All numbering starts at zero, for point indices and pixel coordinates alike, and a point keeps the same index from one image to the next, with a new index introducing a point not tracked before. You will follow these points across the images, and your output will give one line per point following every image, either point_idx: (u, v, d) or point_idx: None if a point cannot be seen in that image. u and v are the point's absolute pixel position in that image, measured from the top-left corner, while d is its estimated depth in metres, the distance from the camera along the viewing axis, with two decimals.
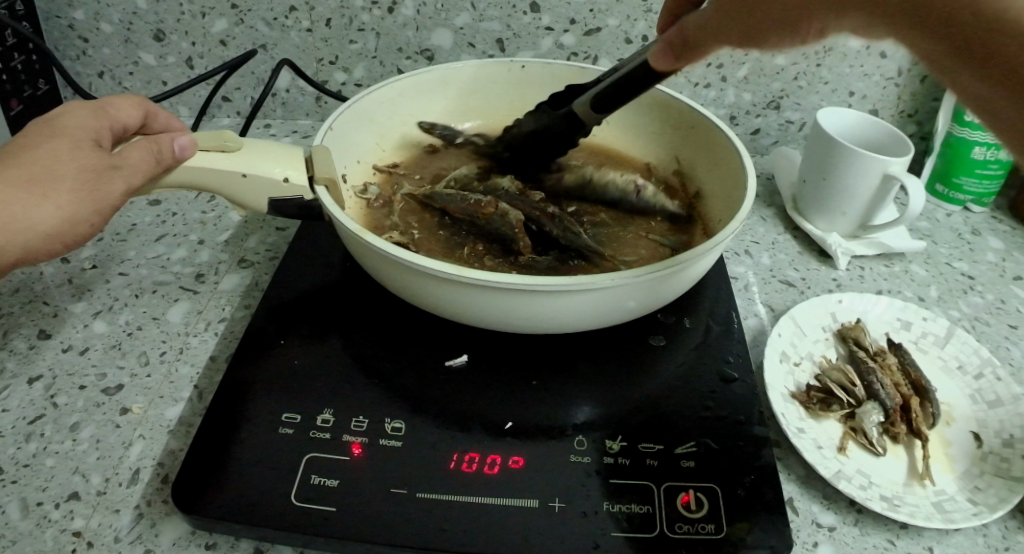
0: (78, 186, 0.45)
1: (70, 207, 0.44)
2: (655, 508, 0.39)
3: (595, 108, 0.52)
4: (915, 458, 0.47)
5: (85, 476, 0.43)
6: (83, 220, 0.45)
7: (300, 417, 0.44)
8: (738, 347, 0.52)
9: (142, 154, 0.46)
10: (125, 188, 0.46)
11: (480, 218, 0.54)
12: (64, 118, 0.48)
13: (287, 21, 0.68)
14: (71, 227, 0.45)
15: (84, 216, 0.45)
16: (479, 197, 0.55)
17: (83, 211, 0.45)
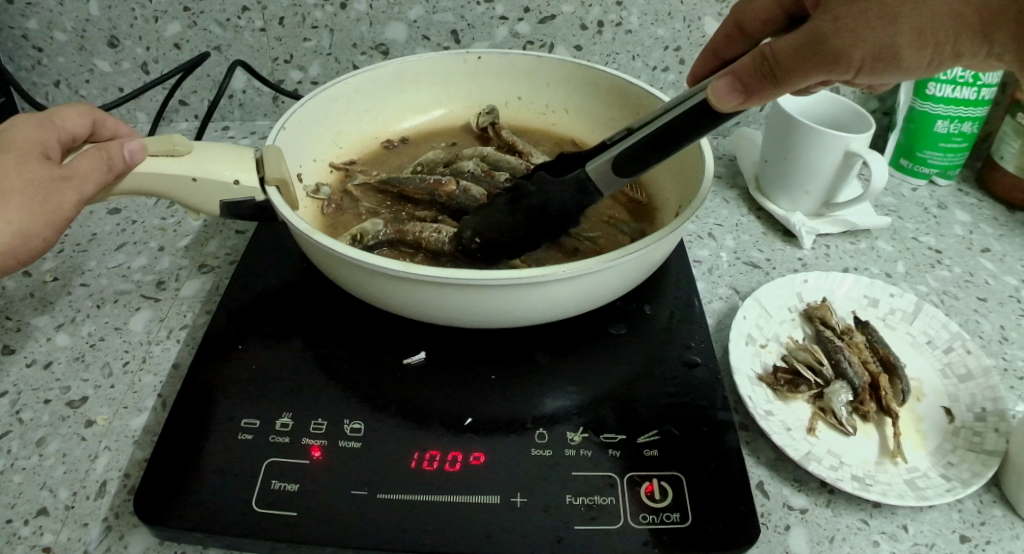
0: (28, 199, 0.43)
1: (21, 223, 0.43)
2: (619, 499, 0.39)
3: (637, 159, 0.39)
4: (887, 436, 0.47)
5: (53, 490, 0.42)
6: (35, 235, 0.44)
7: (259, 422, 0.43)
8: (701, 332, 0.51)
9: (90, 161, 0.44)
10: (75, 198, 0.44)
11: (441, 196, 0.54)
12: (12, 131, 0.46)
13: (241, 21, 0.67)
14: (24, 242, 0.44)
15: (36, 231, 0.44)
16: (439, 176, 0.55)
17: (34, 225, 0.44)
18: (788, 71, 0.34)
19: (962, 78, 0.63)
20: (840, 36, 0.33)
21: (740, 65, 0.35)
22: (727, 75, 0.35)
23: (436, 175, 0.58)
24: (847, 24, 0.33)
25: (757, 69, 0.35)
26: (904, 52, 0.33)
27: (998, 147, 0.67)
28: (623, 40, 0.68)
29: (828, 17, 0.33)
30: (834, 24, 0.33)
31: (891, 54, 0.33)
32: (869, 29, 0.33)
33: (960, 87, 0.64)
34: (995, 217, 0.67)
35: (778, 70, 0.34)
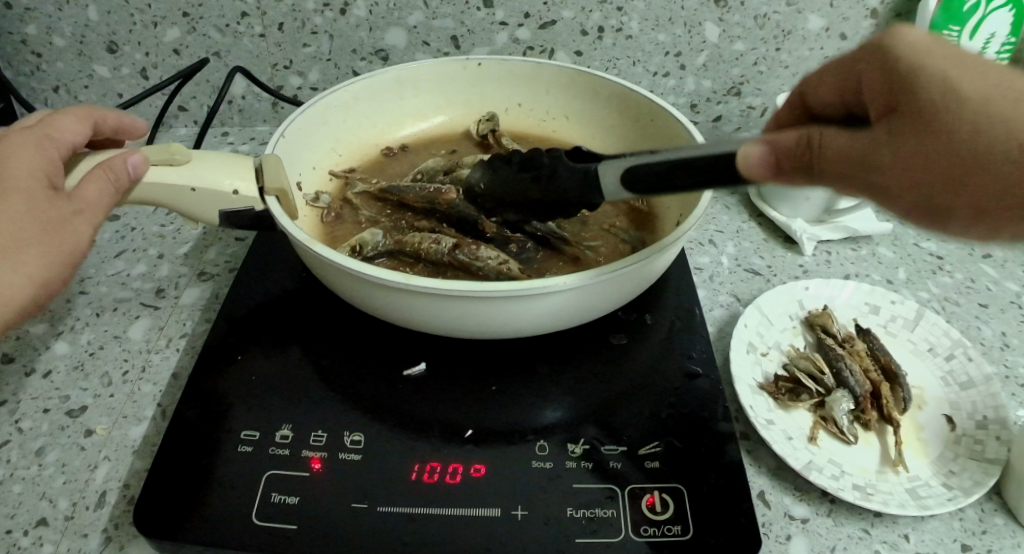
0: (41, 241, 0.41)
1: (40, 269, 0.41)
2: (619, 512, 0.39)
3: (645, 178, 0.38)
4: (888, 444, 0.47)
5: (53, 501, 0.42)
6: (56, 279, 0.42)
7: (258, 433, 0.43)
8: (701, 342, 0.51)
9: (99, 189, 0.43)
10: (87, 234, 0.43)
11: (441, 204, 0.54)
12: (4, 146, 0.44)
13: (240, 27, 0.67)
14: (45, 288, 0.42)
15: (56, 272, 0.42)
16: (439, 185, 0.54)
17: (52, 266, 0.42)
18: (822, 171, 0.29)
19: None
20: (889, 169, 0.27)
21: (785, 139, 0.31)
22: (768, 145, 0.31)
23: (435, 183, 0.57)
24: (907, 156, 0.26)
25: (797, 150, 0.30)
26: (945, 208, 0.27)
27: None
28: (624, 46, 0.68)
29: (893, 140, 0.27)
30: (891, 157, 0.27)
31: (939, 204, 0.27)
32: (928, 175, 0.26)
33: None
34: None
35: (812, 166, 0.30)
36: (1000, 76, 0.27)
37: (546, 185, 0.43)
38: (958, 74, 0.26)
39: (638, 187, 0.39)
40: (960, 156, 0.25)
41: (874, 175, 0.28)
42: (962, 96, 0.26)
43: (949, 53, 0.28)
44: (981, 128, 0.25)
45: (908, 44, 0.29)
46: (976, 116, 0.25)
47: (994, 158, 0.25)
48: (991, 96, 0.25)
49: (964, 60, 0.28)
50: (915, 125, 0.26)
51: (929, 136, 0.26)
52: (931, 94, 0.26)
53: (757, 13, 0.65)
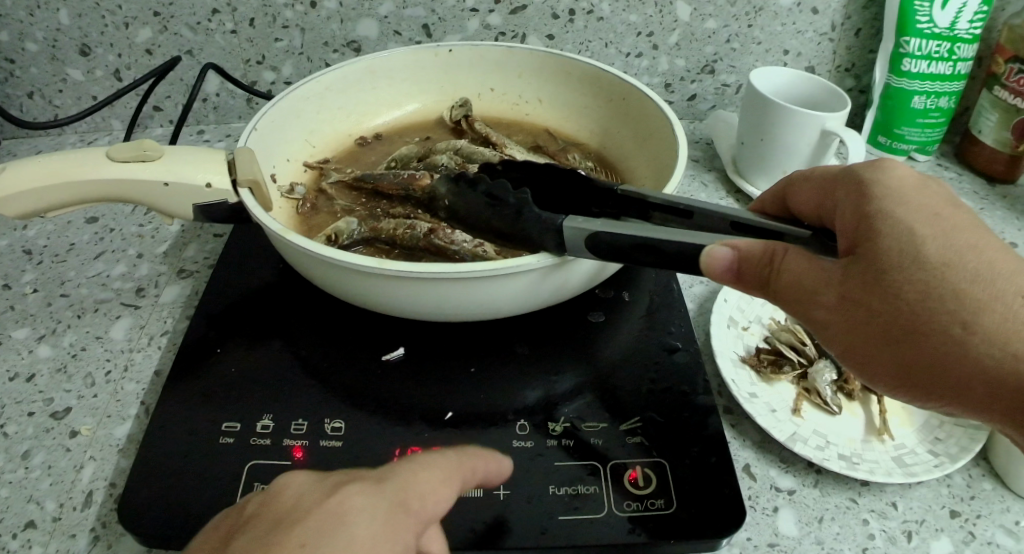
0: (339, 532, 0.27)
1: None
2: (603, 487, 0.39)
3: (618, 251, 0.37)
4: (872, 413, 0.47)
5: (40, 503, 0.42)
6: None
7: (240, 425, 0.43)
8: (681, 317, 0.51)
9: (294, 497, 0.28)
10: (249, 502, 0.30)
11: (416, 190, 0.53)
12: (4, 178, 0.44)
13: (211, 24, 0.66)
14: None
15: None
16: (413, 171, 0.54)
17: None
18: (776, 287, 0.33)
19: (937, 53, 0.63)
20: (829, 306, 0.32)
21: (750, 251, 0.34)
22: (733, 250, 0.34)
23: (410, 170, 0.57)
24: (856, 293, 0.31)
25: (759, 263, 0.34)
26: (876, 352, 0.31)
27: (977, 121, 0.67)
28: (596, 28, 0.68)
29: (847, 284, 0.31)
30: (837, 298, 0.32)
31: (861, 347, 0.32)
32: (864, 324, 0.31)
33: (936, 62, 0.63)
34: (976, 191, 0.67)
35: (771, 281, 0.34)
36: (951, 227, 0.32)
37: (513, 223, 0.41)
38: (922, 228, 0.31)
39: (606, 255, 0.38)
40: (901, 312, 0.30)
41: (819, 300, 0.32)
42: (921, 256, 0.30)
43: (917, 200, 0.33)
44: (920, 307, 0.30)
45: (885, 186, 0.34)
46: (923, 280, 0.30)
47: (935, 325, 0.29)
48: (944, 256, 0.30)
49: (929, 207, 0.32)
50: (869, 273, 0.31)
51: (875, 298, 0.31)
52: (893, 249, 0.31)
53: None
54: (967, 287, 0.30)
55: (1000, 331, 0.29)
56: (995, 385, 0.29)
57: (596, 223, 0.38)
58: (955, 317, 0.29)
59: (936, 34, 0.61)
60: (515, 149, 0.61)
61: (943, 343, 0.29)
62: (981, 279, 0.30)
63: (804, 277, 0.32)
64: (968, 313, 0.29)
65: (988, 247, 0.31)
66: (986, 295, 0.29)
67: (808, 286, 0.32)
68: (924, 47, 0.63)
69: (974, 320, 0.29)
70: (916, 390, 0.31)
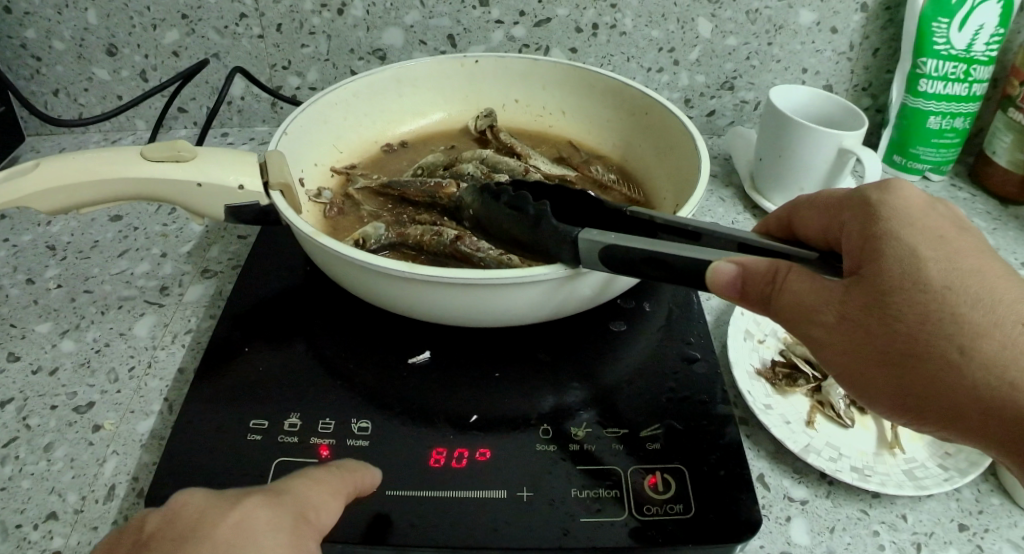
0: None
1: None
2: (623, 491, 0.39)
3: (630, 265, 0.38)
4: (885, 427, 0.47)
5: (62, 495, 0.42)
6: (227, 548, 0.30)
7: (267, 422, 0.44)
8: (699, 328, 0.52)
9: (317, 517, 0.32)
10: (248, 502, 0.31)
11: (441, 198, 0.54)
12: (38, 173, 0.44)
13: (239, 28, 0.68)
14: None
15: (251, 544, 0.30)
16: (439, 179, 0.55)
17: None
18: (779, 307, 0.35)
19: (953, 74, 0.64)
20: (828, 326, 0.33)
21: (755, 268, 0.35)
22: (739, 266, 0.35)
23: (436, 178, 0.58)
24: (856, 314, 0.33)
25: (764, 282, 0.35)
26: (874, 374, 0.32)
27: (991, 142, 0.68)
28: (618, 42, 0.69)
29: (848, 304, 0.33)
30: (836, 317, 0.33)
31: (857, 367, 0.33)
32: (864, 344, 0.32)
33: (952, 83, 0.64)
34: (988, 212, 0.68)
35: (774, 300, 0.35)
36: (955, 253, 0.33)
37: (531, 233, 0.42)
38: (926, 252, 0.33)
39: (618, 267, 0.39)
40: (899, 334, 0.31)
41: (819, 320, 0.34)
42: (923, 279, 0.32)
43: (924, 224, 0.34)
44: (920, 329, 0.31)
45: (893, 210, 0.35)
46: (924, 302, 0.31)
47: (933, 348, 0.31)
48: (946, 281, 0.32)
49: (934, 233, 0.34)
50: (872, 295, 0.32)
51: (874, 318, 0.32)
52: (895, 270, 0.32)
53: (748, 8, 0.66)
54: (967, 311, 0.31)
55: (997, 356, 0.30)
56: (988, 409, 0.30)
57: (608, 235, 0.39)
58: (953, 342, 0.30)
59: (952, 56, 0.63)
60: (538, 159, 0.63)
61: (938, 367, 0.30)
62: (983, 304, 0.31)
63: (807, 297, 0.34)
64: (965, 337, 0.30)
65: (992, 274, 0.32)
66: (985, 321, 0.30)
67: (810, 306, 0.34)
68: (941, 68, 0.64)
69: (973, 344, 0.30)
70: (910, 411, 0.32)
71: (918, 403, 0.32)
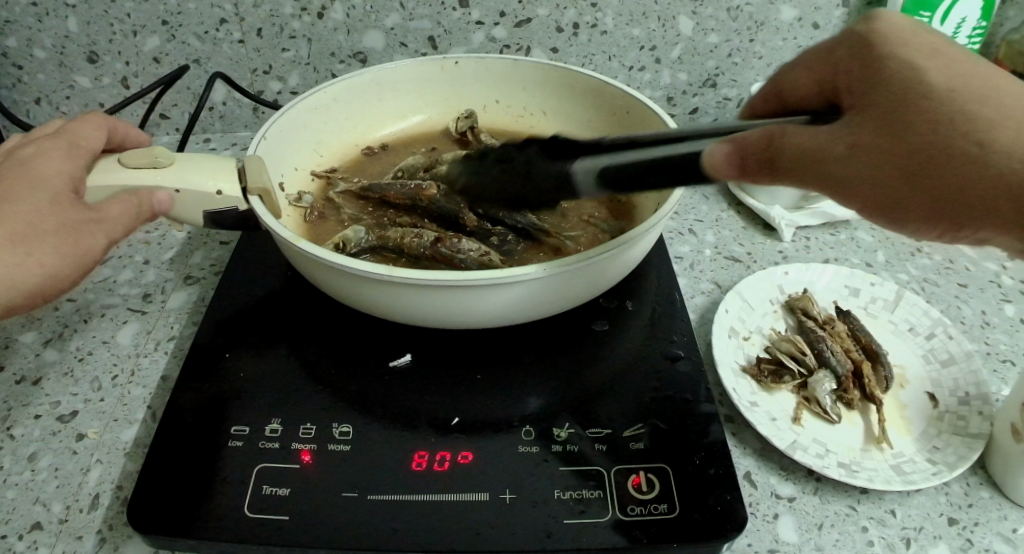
0: (59, 241, 0.41)
1: (52, 266, 0.40)
2: (607, 492, 0.39)
3: (615, 178, 0.36)
4: (872, 422, 0.47)
5: (46, 505, 0.42)
6: (65, 278, 0.41)
7: (248, 429, 0.43)
8: (683, 327, 0.52)
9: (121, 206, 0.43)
10: (104, 240, 0.42)
11: (422, 201, 0.55)
12: (37, 161, 0.44)
13: (219, 33, 0.67)
14: (52, 284, 0.41)
15: (64, 274, 0.41)
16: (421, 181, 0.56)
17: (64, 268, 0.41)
18: (784, 164, 0.30)
19: None
20: (843, 162, 0.28)
21: (750, 136, 0.31)
22: (732, 143, 0.31)
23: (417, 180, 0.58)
24: (869, 149, 0.28)
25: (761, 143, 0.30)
26: (902, 202, 0.28)
27: None
28: (599, 42, 0.69)
29: (861, 133, 0.28)
30: (848, 147, 0.28)
31: (881, 199, 0.28)
32: (884, 170, 0.28)
33: None
34: None
35: (779, 159, 0.30)
36: (952, 62, 0.29)
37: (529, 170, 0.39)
38: (925, 62, 0.29)
39: (609, 183, 0.37)
40: (920, 148, 0.27)
41: (833, 169, 0.29)
42: (927, 85, 0.28)
43: (916, 44, 0.30)
44: (942, 135, 0.27)
45: (887, 37, 0.31)
46: (934, 106, 0.27)
47: (951, 146, 0.26)
48: (951, 84, 0.28)
49: (926, 48, 0.30)
50: (881, 116, 0.28)
51: (887, 136, 0.28)
52: (898, 85, 0.29)
53: (729, 5, 0.66)
54: (979, 108, 0.27)
55: (1021, 141, 0.26)
56: (1023, 199, 0.26)
57: (601, 159, 0.37)
58: (971, 136, 0.26)
59: None
60: None
61: (962, 170, 0.26)
62: (990, 101, 0.27)
63: (820, 144, 0.29)
64: (981, 129, 0.26)
65: (996, 79, 0.28)
66: (999, 115, 0.27)
67: (826, 153, 0.29)
68: None
69: (996, 137, 0.26)
70: (952, 227, 0.28)
71: (953, 215, 0.27)
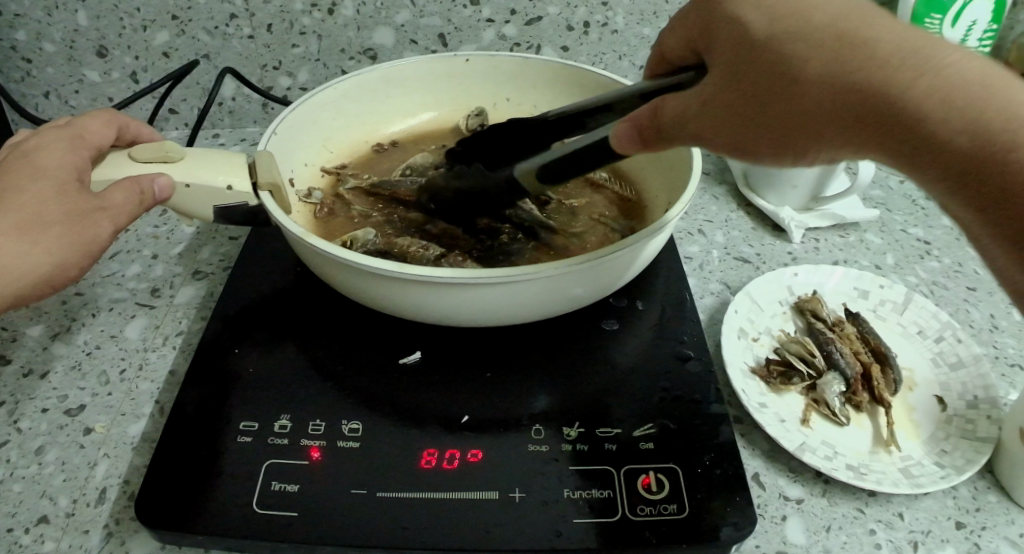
0: (65, 229, 0.41)
1: (59, 253, 0.41)
2: (617, 492, 0.39)
3: (542, 176, 0.45)
4: (881, 425, 0.47)
5: (52, 499, 0.42)
6: (72, 265, 0.42)
7: (257, 425, 0.43)
8: (693, 327, 0.52)
9: (123, 193, 0.43)
10: (110, 229, 0.43)
11: None
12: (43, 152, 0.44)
13: (229, 28, 0.67)
14: (59, 272, 0.42)
15: (73, 261, 0.42)
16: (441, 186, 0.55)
17: (71, 255, 0.42)
18: (673, 132, 0.34)
19: None
20: (714, 121, 0.32)
21: (642, 117, 0.36)
22: (630, 122, 0.36)
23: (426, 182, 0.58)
24: (726, 104, 0.32)
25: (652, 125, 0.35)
26: (780, 136, 0.31)
27: None
28: (609, 41, 0.69)
29: (722, 94, 0.32)
30: (707, 106, 0.32)
31: (756, 138, 0.31)
32: (744, 116, 0.31)
33: None
34: None
35: (667, 131, 0.34)
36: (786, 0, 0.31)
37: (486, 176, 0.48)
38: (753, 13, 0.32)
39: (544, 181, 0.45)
40: (765, 93, 0.30)
41: (722, 127, 0.32)
42: (755, 37, 0.31)
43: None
44: (870, 74, 0.28)
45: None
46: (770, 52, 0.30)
47: (793, 80, 0.30)
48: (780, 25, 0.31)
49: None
50: (730, 77, 0.32)
51: (733, 92, 0.31)
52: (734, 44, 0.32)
53: None
54: (809, 35, 0.30)
55: (846, 59, 0.29)
56: (873, 103, 0.28)
57: (532, 160, 0.45)
58: (797, 70, 0.30)
59: None
60: None
61: (804, 95, 0.29)
62: (833, 19, 0.30)
63: (696, 110, 0.33)
64: (820, 54, 0.29)
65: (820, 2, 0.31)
66: (827, 38, 0.29)
67: (705, 116, 0.32)
68: None
69: (817, 71, 0.29)
70: (830, 142, 0.30)
71: (827, 134, 0.30)
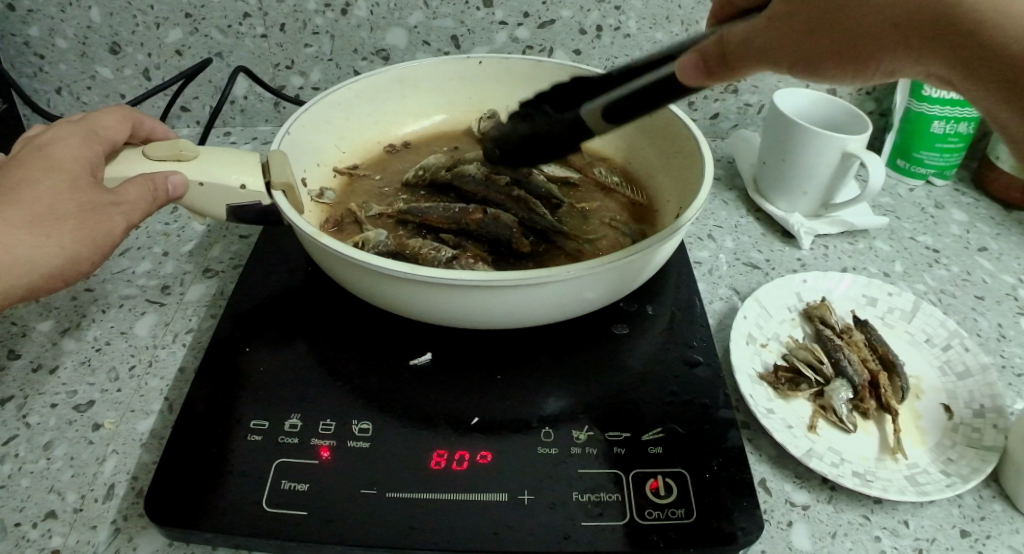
0: (80, 223, 0.41)
1: (73, 247, 0.41)
2: (625, 496, 0.39)
3: (609, 116, 0.45)
4: (887, 432, 0.47)
5: (60, 494, 0.42)
6: (85, 260, 0.42)
7: (267, 423, 0.44)
8: (702, 332, 0.52)
9: (138, 188, 0.43)
10: (124, 223, 0.43)
11: (467, 223, 0.54)
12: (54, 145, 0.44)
13: (242, 27, 0.68)
14: (73, 266, 0.41)
15: (87, 256, 0.42)
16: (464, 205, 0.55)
17: (85, 250, 0.41)
18: (739, 61, 0.37)
19: None
20: (785, 43, 0.35)
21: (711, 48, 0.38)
22: (698, 54, 0.38)
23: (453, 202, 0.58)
24: (796, 28, 0.34)
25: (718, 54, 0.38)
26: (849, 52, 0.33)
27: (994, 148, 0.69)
28: (622, 44, 0.69)
29: (788, 22, 0.34)
30: (774, 31, 0.35)
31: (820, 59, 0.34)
32: (807, 38, 0.34)
33: None
34: (992, 217, 0.68)
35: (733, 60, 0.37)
36: None
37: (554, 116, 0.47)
38: None
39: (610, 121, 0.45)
40: (832, 12, 0.33)
41: (789, 52, 0.35)
42: None
43: None
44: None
45: None
46: None
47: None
48: None
49: None
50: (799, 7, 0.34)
51: (803, 13, 0.34)
52: None
53: None
54: None
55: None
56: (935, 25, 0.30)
57: (600, 100, 0.44)
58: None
59: None
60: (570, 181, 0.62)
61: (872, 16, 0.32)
62: None
63: (765, 36, 0.35)
64: None
65: None
66: None
67: (773, 41, 0.35)
68: None
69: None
70: (884, 59, 0.33)
71: (891, 48, 0.32)
